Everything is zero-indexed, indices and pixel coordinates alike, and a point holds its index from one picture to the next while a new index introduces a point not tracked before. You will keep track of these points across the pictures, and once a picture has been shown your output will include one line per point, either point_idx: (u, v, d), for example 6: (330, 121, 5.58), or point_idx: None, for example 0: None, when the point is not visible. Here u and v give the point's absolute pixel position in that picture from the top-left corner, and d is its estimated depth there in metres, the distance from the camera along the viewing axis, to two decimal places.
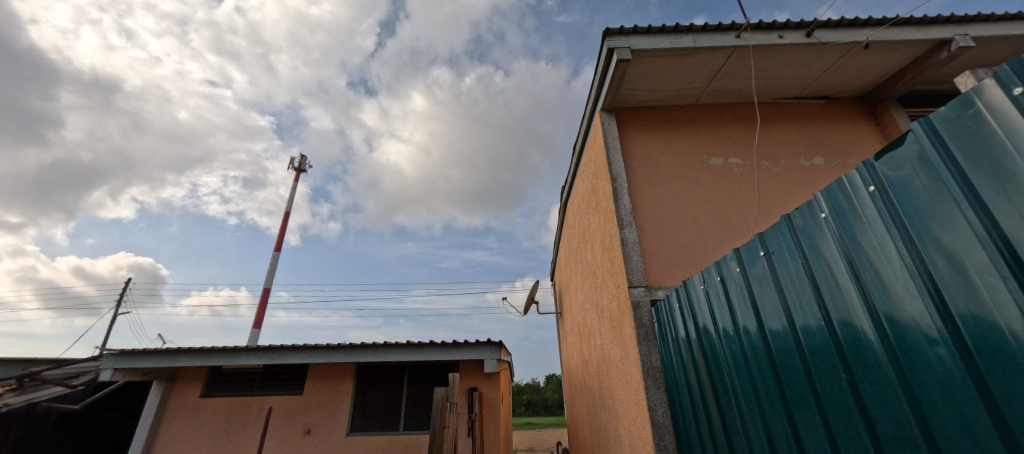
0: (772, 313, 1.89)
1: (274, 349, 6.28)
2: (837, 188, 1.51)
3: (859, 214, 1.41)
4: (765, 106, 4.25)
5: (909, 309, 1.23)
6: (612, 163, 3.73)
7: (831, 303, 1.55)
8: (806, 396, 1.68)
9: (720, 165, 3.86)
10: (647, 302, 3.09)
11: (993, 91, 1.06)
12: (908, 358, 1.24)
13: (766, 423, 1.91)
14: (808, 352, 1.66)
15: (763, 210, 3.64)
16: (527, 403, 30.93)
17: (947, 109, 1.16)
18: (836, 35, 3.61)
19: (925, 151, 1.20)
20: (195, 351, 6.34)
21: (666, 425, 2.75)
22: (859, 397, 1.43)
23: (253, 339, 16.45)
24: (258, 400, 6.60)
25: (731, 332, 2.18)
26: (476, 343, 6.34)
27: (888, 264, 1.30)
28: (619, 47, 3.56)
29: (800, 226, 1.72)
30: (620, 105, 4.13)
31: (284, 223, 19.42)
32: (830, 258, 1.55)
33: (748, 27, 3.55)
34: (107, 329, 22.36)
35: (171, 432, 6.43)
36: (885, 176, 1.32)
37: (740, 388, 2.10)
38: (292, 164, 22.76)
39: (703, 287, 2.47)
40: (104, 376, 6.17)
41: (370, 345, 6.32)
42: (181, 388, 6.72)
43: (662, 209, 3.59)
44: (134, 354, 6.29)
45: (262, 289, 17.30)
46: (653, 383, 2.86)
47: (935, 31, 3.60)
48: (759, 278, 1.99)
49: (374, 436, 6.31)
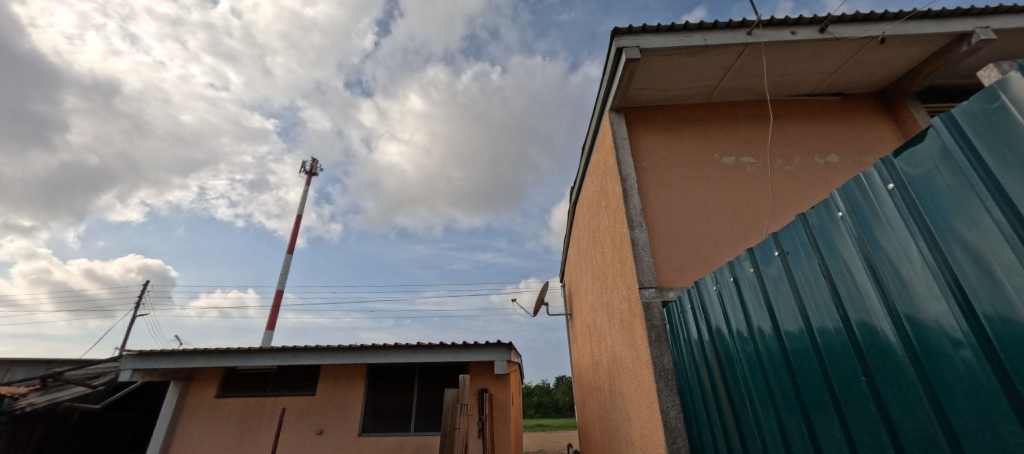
0: (787, 314, 1.86)
1: (286, 350, 6.34)
2: (855, 186, 1.48)
3: (879, 214, 1.37)
4: (777, 103, 4.18)
5: (931, 310, 1.20)
6: (622, 162, 3.70)
7: (849, 303, 1.51)
8: (825, 401, 1.63)
9: (732, 164, 3.81)
10: (659, 303, 3.06)
11: (1017, 83, 1.03)
12: (930, 360, 1.21)
13: (781, 425, 1.87)
14: (825, 355, 1.62)
15: (777, 209, 3.58)
16: (537, 405, 30.92)
17: (970, 103, 1.13)
18: (850, 30, 3.55)
19: (949, 147, 1.16)
20: (211, 351, 6.45)
21: (678, 428, 2.71)
22: (879, 401, 1.39)
23: (266, 341, 16.75)
24: (271, 401, 6.68)
25: (745, 333, 2.14)
26: (487, 345, 6.33)
27: (908, 263, 1.26)
28: (628, 47, 3.54)
29: (817, 226, 1.68)
30: (629, 104, 4.11)
31: (296, 228, 19.72)
32: (847, 257, 1.52)
33: (760, 24, 3.50)
34: (127, 330, 23.09)
35: (186, 431, 6.53)
36: (906, 173, 1.28)
37: (755, 390, 2.06)
38: (304, 168, 23.21)
39: (716, 288, 2.43)
40: (124, 376, 6.30)
41: (380, 347, 6.36)
42: (198, 388, 6.84)
43: (674, 209, 3.55)
44: (152, 354, 6.42)
45: (275, 292, 17.77)
46: (664, 386, 2.83)
47: (954, 24, 3.52)
48: (773, 278, 1.95)
49: (386, 437, 6.35)
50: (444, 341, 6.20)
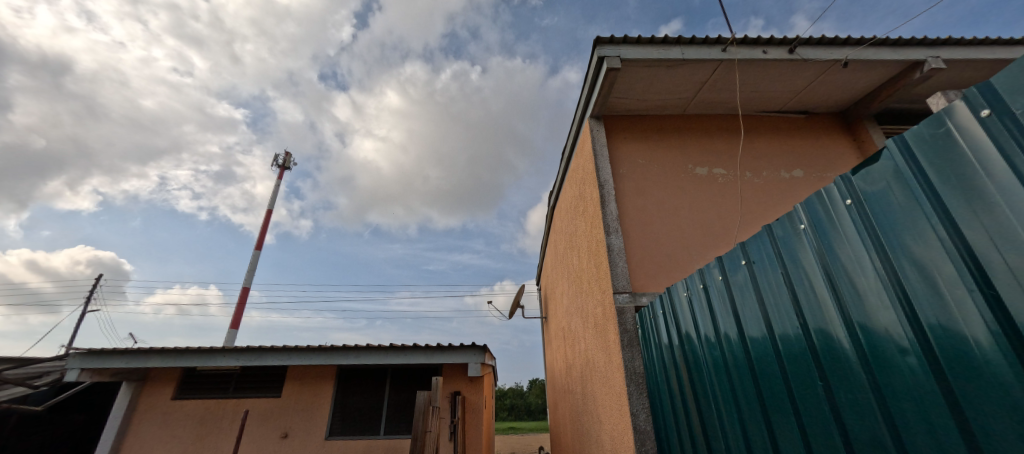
0: (752, 320, 1.94)
1: (251, 350, 6.12)
2: (816, 200, 1.57)
3: (837, 227, 1.46)
4: (748, 118, 4.36)
5: (882, 320, 1.28)
6: (600, 169, 3.78)
7: (808, 312, 1.60)
8: (784, 404, 1.71)
9: (705, 174, 3.95)
10: (632, 308, 3.14)
11: (962, 111, 1.11)
12: (880, 367, 1.29)
13: (744, 427, 1.95)
14: (786, 360, 1.71)
15: (746, 219, 3.73)
16: (510, 408, 30.90)
17: (921, 127, 1.21)
18: (817, 52, 3.74)
19: (900, 167, 1.25)
20: (169, 351, 6.15)
21: (647, 430, 2.78)
22: (834, 405, 1.47)
23: (229, 341, 16.09)
24: (233, 403, 6.43)
25: (713, 338, 2.22)
26: (460, 347, 6.29)
27: (862, 275, 1.35)
28: (609, 56, 3.61)
29: (780, 237, 1.77)
30: (608, 112, 4.19)
31: (266, 224, 19.11)
32: (808, 268, 1.60)
33: (734, 41, 3.65)
34: (76, 325, 21.73)
35: (138, 435, 6.20)
36: (862, 190, 1.37)
37: (720, 392, 2.14)
38: (277, 162, 22.52)
39: (686, 294, 2.50)
40: (70, 376, 5.93)
41: (351, 348, 6.22)
42: (153, 390, 6.51)
43: (650, 216, 3.64)
44: (102, 353, 6.06)
45: (242, 289, 17.22)
46: (635, 389, 2.89)
47: (909, 52, 3.76)
48: (741, 285, 2.03)
49: (354, 440, 6.22)
50: (417, 343, 6.13)
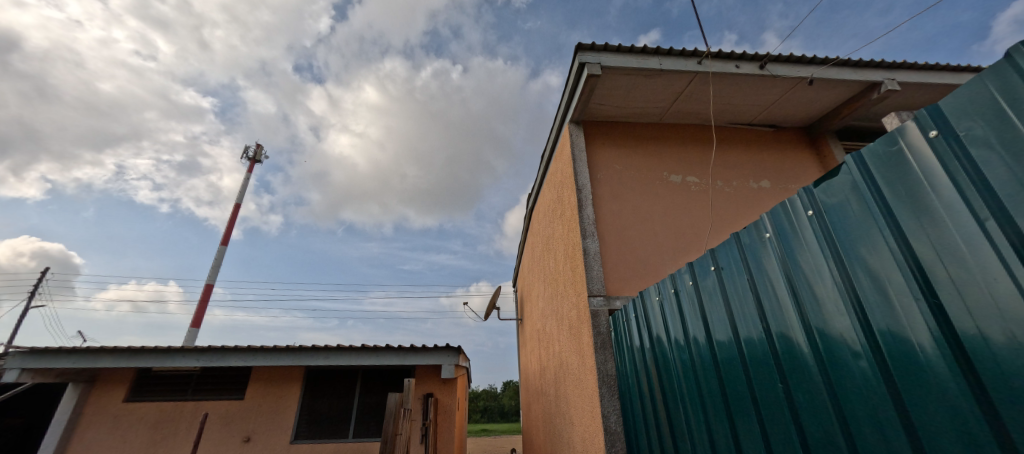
0: (719, 324, 2.01)
1: (213, 350, 5.88)
2: (781, 211, 1.64)
3: (800, 237, 1.54)
4: (721, 129, 4.52)
5: (838, 326, 1.36)
6: (578, 173, 3.83)
7: (771, 317, 1.67)
8: (747, 406, 1.78)
9: (678, 182, 4.06)
10: (606, 311, 3.20)
11: (913, 131, 1.20)
12: (835, 370, 1.37)
13: (709, 428, 2.02)
14: (750, 363, 1.78)
15: (716, 226, 3.86)
16: (482, 410, 30.77)
17: (876, 145, 1.28)
18: (785, 69, 3.92)
19: (857, 183, 1.33)
20: (122, 350, 5.83)
21: (618, 432, 2.82)
22: (793, 406, 1.55)
23: (190, 340, 15.38)
24: (192, 406, 6.15)
25: (682, 341, 2.28)
26: (434, 349, 6.23)
27: (821, 282, 1.42)
28: (589, 63, 3.67)
29: (747, 245, 1.85)
30: (588, 118, 4.26)
31: (233, 218, 18.39)
32: (772, 275, 1.67)
33: (709, 55, 3.78)
34: (18, 322, 20.26)
35: (86, 440, 5.85)
36: (823, 202, 1.45)
37: (688, 394, 2.21)
38: (247, 155, 21.75)
39: (658, 298, 2.57)
40: (8, 377, 5.53)
41: (321, 348, 6.06)
42: (103, 392, 6.16)
43: (625, 221, 3.72)
44: (46, 352, 5.68)
45: (205, 286, 16.51)
46: (607, 391, 2.94)
47: (868, 74, 3.99)
48: (709, 291, 2.10)
49: (322, 444, 6.06)
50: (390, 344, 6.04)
